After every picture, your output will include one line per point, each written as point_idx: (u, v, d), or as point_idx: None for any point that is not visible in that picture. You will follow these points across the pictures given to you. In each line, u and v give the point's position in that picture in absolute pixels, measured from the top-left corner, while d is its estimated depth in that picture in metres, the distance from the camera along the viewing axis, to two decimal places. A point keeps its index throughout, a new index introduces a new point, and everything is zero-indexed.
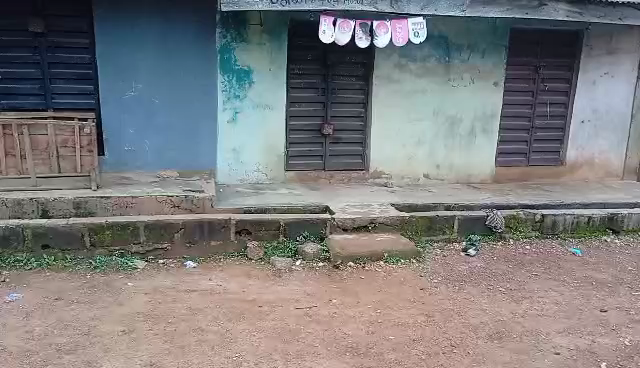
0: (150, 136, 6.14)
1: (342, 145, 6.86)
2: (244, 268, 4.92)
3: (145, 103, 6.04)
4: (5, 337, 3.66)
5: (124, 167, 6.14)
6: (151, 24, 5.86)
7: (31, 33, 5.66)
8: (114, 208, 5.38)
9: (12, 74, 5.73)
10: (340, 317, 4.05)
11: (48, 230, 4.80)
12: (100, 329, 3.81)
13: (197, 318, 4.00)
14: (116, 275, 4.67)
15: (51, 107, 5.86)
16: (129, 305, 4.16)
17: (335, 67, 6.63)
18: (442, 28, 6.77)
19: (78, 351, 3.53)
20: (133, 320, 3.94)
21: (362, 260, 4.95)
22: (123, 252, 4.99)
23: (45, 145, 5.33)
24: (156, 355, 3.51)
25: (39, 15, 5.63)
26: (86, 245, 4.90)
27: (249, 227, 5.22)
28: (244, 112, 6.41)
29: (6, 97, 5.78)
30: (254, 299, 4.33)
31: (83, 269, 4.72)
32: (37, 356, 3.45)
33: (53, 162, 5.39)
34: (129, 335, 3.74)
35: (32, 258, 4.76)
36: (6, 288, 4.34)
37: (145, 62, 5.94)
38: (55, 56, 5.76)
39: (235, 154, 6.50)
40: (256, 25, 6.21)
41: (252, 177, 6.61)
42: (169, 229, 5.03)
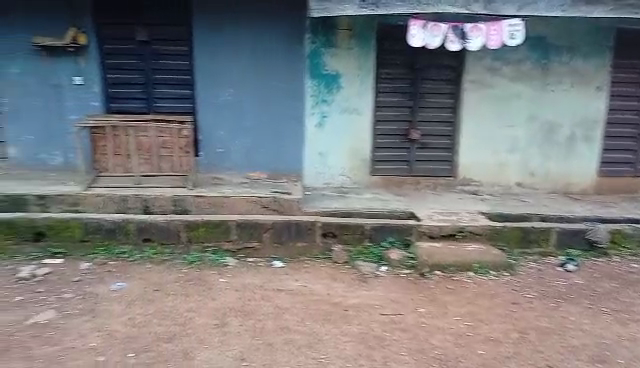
0: (242, 138, 6.37)
1: (429, 150, 6.72)
2: (329, 271, 4.97)
3: (238, 107, 6.29)
4: (110, 322, 3.97)
5: (217, 168, 6.43)
6: (243, 31, 6.10)
7: (138, 42, 6.10)
8: (208, 207, 5.62)
9: (120, 79, 6.19)
10: (426, 327, 3.97)
11: (149, 225, 5.15)
12: (195, 321, 4.01)
13: (284, 317, 4.10)
14: (209, 270, 4.90)
15: (153, 110, 6.26)
16: (221, 299, 4.36)
17: (424, 71, 6.53)
18: (539, 29, 6.45)
19: (176, 340, 3.74)
20: (224, 315, 4.12)
21: (450, 269, 4.86)
22: (216, 249, 5.22)
23: (147, 147, 5.79)
24: (246, 350, 3.63)
25: (145, 25, 6.07)
26: (182, 240, 5.20)
27: (335, 230, 5.26)
28: (331, 116, 6.48)
29: (115, 101, 6.24)
30: (340, 302, 4.37)
31: (179, 263, 5.00)
32: (139, 343, 3.70)
33: (154, 161, 5.82)
34: (221, 329, 3.91)
35: (134, 250, 5.12)
36: (113, 277, 4.70)
37: (238, 67, 6.19)
38: (158, 63, 6.16)
39: (321, 157, 6.59)
40: (345, 31, 6.27)
41: (338, 180, 6.66)
42: (258, 228, 5.20)
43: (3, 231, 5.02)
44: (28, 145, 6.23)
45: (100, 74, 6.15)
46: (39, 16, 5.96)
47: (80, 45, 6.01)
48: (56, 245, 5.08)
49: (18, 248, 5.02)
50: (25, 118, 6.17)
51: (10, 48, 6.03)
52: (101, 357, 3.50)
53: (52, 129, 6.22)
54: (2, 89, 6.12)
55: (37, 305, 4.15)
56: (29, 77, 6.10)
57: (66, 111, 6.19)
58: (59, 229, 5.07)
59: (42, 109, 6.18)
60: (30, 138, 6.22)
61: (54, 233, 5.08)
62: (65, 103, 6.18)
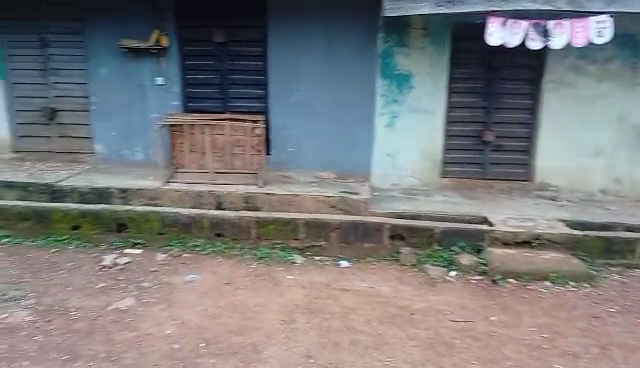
0: (312, 138, 6.44)
1: (503, 153, 6.47)
2: (396, 273, 4.92)
3: (309, 107, 6.37)
4: (185, 312, 4.14)
5: (287, 167, 6.53)
6: (316, 32, 6.17)
7: (215, 44, 6.32)
8: (278, 205, 5.70)
9: (197, 80, 6.44)
10: (498, 336, 3.82)
11: (222, 220, 5.32)
12: (264, 316, 4.10)
13: (351, 317, 4.10)
14: (277, 267, 5.00)
15: (228, 110, 6.48)
16: (289, 296, 4.43)
17: (501, 71, 6.30)
18: (630, 26, 6.02)
19: (245, 333, 3.84)
20: (291, 311, 4.18)
21: (525, 278, 4.67)
22: (284, 246, 5.31)
23: (222, 145, 5.99)
24: (313, 347, 3.67)
25: (222, 27, 6.27)
26: (252, 237, 5.33)
27: (403, 232, 5.18)
28: (402, 116, 6.35)
29: (192, 101, 6.51)
30: (407, 305, 4.30)
31: (249, 259, 5.13)
32: (210, 334, 3.83)
33: (228, 159, 6.01)
34: (289, 325, 3.97)
35: (207, 244, 5.31)
36: (187, 269, 4.90)
37: (311, 67, 6.27)
38: (233, 63, 6.35)
39: (390, 158, 6.47)
40: (419, 30, 6.13)
41: (407, 182, 6.53)
42: (326, 227, 5.23)
43: (89, 222, 5.35)
44: (113, 141, 6.63)
45: (179, 75, 6.43)
46: (126, 20, 6.33)
47: (162, 47, 6.31)
48: (136, 236, 5.36)
49: (103, 237, 5.35)
50: (112, 116, 6.58)
51: (100, 50, 6.44)
52: (175, 345, 3.66)
53: (135, 126, 6.58)
54: (92, 89, 6.55)
55: (118, 293, 4.41)
56: (116, 77, 6.49)
57: (149, 110, 6.53)
58: (139, 221, 5.34)
59: (126, 107, 6.55)
60: (115, 135, 6.62)
61: (135, 225, 5.35)
62: (148, 102, 6.52)
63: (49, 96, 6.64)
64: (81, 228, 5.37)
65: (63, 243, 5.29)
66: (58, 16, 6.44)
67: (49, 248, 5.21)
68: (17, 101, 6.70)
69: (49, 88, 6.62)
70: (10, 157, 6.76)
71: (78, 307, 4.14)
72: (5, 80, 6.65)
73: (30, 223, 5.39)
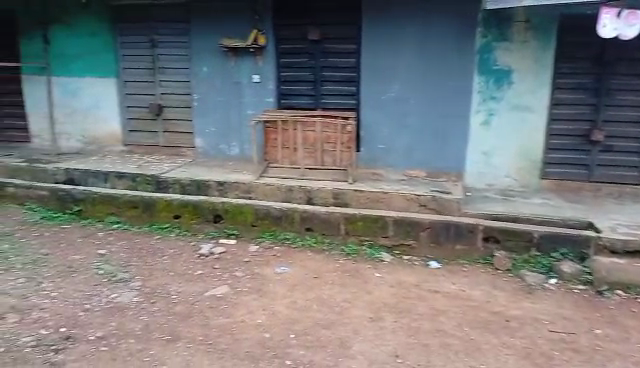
0: (403, 135, 6.34)
1: (613, 154, 5.93)
2: (488, 277, 4.73)
3: (401, 103, 6.28)
4: (275, 303, 4.26)
5: (377, 164, 6.50)
6: (412, 27, 6.06)
7: (309, 41, 6.42)
8: (366, 202, 5.69)
9: (291, 77, 6.59)
10: (604, 352, 3.54)
11: (312, 215, 5.41)
12: (352, 312, 4.11)
13: (440, 320, 4.00)
14: (365, 264, 5.00)
15: (320, 107, 6.56)
16: (377, 294, 4.41)
17: (614, 66, 5.78)
18: None
19: (333, 328, 3.88)
20: (379, 309, 4.16)
21: (635, 290, 4.36)
22: (372, 243, 5.29)
23: (313, 141, 6.14)
24: (401, 347, 3.62)
25: (316, 25, 6.35)
26: (341, 232, 5.36)
27: (497, 234, 4.96)
28: (500, 114, 6.09)
29: (286, 98, 6.67)
30: (501, 311, 4.11)
31: (337, 254, 5.18)
32: (299, 326, 3.91)
33: (318, 155, 6.14)
34: (377, 323, 3.95)
35: (297, 238, 5.43)
36: (278, 261, 5.03)
37: (405, 63, 6.17)
38: (326, 61, 6.42)
39: (485, 157, 6.22)
40: (521, 23, 5.85)
41: (502, 182, 6.24)
42: (416, 227, 5.14)
43: (190, 212, 5.67)
44: (212, 136, 6.98)
45: (275, 72, 6.62)
46: (227, 20, 6.62)
47: (259, 45, 6.53)
48: (231, 227, 5.60)
49: (201, 227, 5.66)
50: (211, 112, 6.92)
51: (202, 49, 6.80)
52: (266, 334, 3.78)
53: (232, 122, 6.87)
54: (194, 86, 6.93)
55: (215, 280, 4.63)
56: (216, 75, 6.81)
57: (245, 106, 6.78)
58: (235, 213, 5.57)
59: (225, 104, 6.86)
60: (214, 130, 6.96)
61: (230, 217, 5.59)
62: (244, 99, 6.77)
63: (157, 94, 7.12)
64: (182, 218, 5.71)
65: (165, 230, 5.67)
66: (167, 18, 6.89)
67: (153, 234, 5.61)
68: (127, 98, 7.22)
69: (157, 85, 7.10)
70: (120, 150, 7.34)
71: (178, 292, 4.41)
72: (118, 78, 7.18)
73: (137, 211, 5.82)
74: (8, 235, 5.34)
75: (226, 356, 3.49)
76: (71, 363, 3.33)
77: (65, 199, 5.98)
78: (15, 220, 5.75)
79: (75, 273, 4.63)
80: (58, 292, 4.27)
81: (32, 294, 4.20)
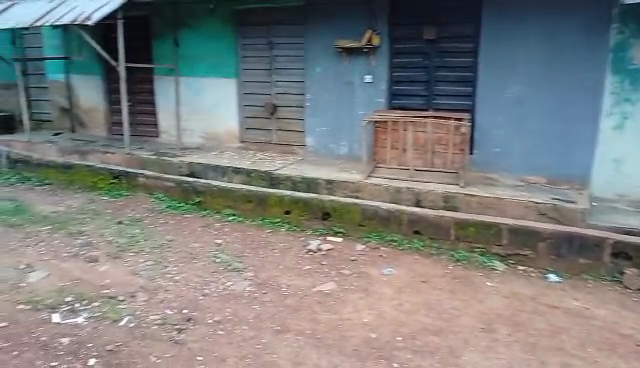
0: (521, 139, 6.00)
1: None
2: (616, 295, 4.33)
3: (520, 105, 5.94)
4: (382, 304, 4.24)
5: (491, 168, 6.23)
6: (535, 24, 5.72)
7: (424, 41, 6.31)
8: (479, 207, 5.47)
9: (404, 77, 6.52)
10: None
11: (420, 218, 5.31)
12: (462, 320, 3.97)
13: (560, 337, 3.72)
14: (476, 271, 4.80)
15: (432, 108, 6.41)
16: (489, 303, 4.22)
17: None
18: None
19: (442, 334, 3.77)
20: (491, 320, 3.97)
21: None
22: (483, 250, 5.07)
23: (423, 142, 6.04)
24: (515, 362, 3.43)
25: (432, 23, 6.22)
26: (450, 237, 5.20)
27: (629, 250, 4.51)
28: (635, 117, 5.37)
29: (398, 98, 6.62)
30: (631, 334, 3.74)
31: (446, 259, 5.03)
32: (407, 329, 3.85)
33: (428, 157, 6.04)
34: (489, 334, 3.77)
35: (404, 240, 5.36)
36: (384, 262, 5.00)
37: (526, 62, 5.84)
38: (441, 61, 6.26)
39: (616, 165, 5.54)
40: None
41: (635, 194, 5.51)
42: (534, 236, 4.83)
43: (299, 208, 5.84)
44: (323, 136, 7.14)
45: (387, 73, 6.59)
46: (342, 21, 6.71)
47: (373, 46, 6.54)
48: (338, 225, 5.67)
49: (310, 224, 5.79)
50: (323, 112, 7.08)
51: (317, 50, 6.97)
52: (373, 334, 3.77)
53: (342, 122, 6.96)
54: (308, 87, 7.13)
55: (322, 276, 4.72)
56: (330, 76, 6.95)
57: (356, 106, 6.83)
58: (342, 212, 5.64)
59: (337, 104, 6.97)
60: (325, 130, 7.11)
61: (338, 215, 5.67)
62: (356, 99, 6.82)
63: (272, 93, 7.41)
64: (292, 214, 5.90)
65: (276, 225, 5.89)
66: (285, 21, 7.15)
67: (265, 228, 5.84)
68: (245, 98, 7.60)
69: (272, 85, 7.39)
70: (237, 147, 7.76)
71: (288, 284, 4.56)
72: (237, 78, 7.59)
73: (251, 204, 6.11)
74: (139, 221, 5.87)
75: (333, 352, 3.54)
76: (192, 343, 3.57)
77: (188, 191, 6.45)
78: (145, 207, 6.30)
79: (195, 260, 4.98)
80: (181, 276, 4.61)
81: (158, 276, 4.57)
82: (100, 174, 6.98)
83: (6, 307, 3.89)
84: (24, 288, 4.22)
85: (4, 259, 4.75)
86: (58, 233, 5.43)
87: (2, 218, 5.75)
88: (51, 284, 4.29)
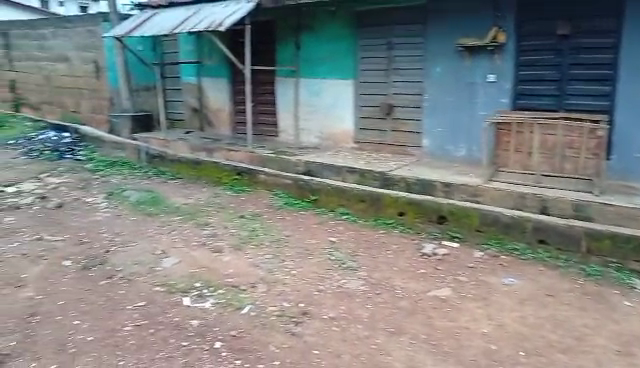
0: None
1: None
2: None
3: None
4: (502, 315, 4.02)
5: (631, 176, 5.62)
6: None
7: (557, 37, 5.87)
8: (616, 218, 4.95)
9: (531, 76, 6.13)
10: None
11: (547, 226, 4.99)
12: (594, 340, 3.63)
13: None
14: (610, 288, 4.36)
15: (562, 109, 5.95)
16: (626, 325, 3.82)
17: None
18: None
19: (572, 353, 3.48)
20: (630, 343, 3.58)
21: None
22: (620, 266, 4.61)
23: (552, 145, 5.62)
24: None
25: (566, 18, 5.77)
26: (581, 250, 4.82)
27: None
28: None
29: (523, 98, 6.24)
30: None
31: (576, 273, 4.63)
32: (530, 344, 3.61)
33: (556, 162, 5.58)
34: (627, 359, 3.41)
35: (527, 250, 5.04)
36: (504, 271, 4.74)
37: None
38: (575, 58, 5.78)
39: None
40: None
41: None
42: None
43: (414, 210, 5.76)
44: (440, 137, 6.96)
45: (513, 72, 6.26)
46: (466, 18, 6.49)
47: (499, 43, 6.25)
48: (455, 230, 5.50)
49: (424, 226, 5.67)
50: (441, 112, 6.90)
51: (438, 50, 6.81)
52: (493, 346, 3.59)
53: (462, 123, 6.75)
54: (426, 87, 7.00)
55: (437, 281, 4.60)
56: (449, 76, 6.77)
57: (477, 107, 6.58)
58: (459, 216, 5.47)
59: (456, 104, 6.76)
60: (442, 131, 6.92)
61: (455, 219, 5.51)
62: (477, 99, 6.58)
63: (389, 93, 7.37)
64: (406, 215, 5.82)
65: (390, 225, 5.82)
66: (405, 21, 7.07)
67: (379, 228, 5.82)
68: (361, 98, 7.66)
69: (390, 86, 7.35)
70: (351, 147, 7.85)
71: (402, 287, 4.50)
72: (354, 79, 7.68)
73: (365, 204, 6.14)
74: (258, 216, 6.17)
75: (450, 360, 3.42)
76: (308, 336, 3.67)
77: (304, 189, 6.65)
78: (264, 203, 6.61)
79: (311, 256, 5.11)
80: (297, 271, 4.75)
81: (276, 270, 4.76)
82: (224, 171, 7.45)
83: (144, 288, 4.30)
84: (159, 271, 4.63)
85: (143, 244, 5.26)
86: (188, 223, 5.89)
87: (142, 207, 6.38)
88: (182, 270, 4.67)
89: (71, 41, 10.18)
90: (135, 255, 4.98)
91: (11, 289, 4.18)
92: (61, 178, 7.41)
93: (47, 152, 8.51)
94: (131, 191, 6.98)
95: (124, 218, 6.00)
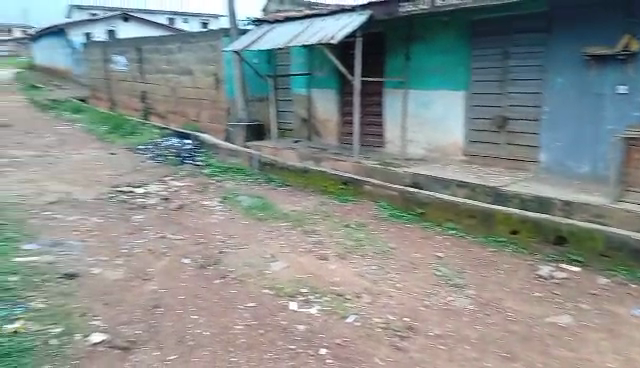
0: None
1: None
2: None
3: None
4: (631, 349, 3.64)
5: None
6: None
7: None
8: None
9: None
10: None
11: None
12: None
13: None
14: None
15: None
16: None
17: None
18: None
19: None
20: None
21: None
22: None
23: None
24: None
25: None
26: None
27: None
28: None
29: None
30: None
31: None
32: None
33: None
34: None
35: None
36: (633, 302, 4.30)
37: None
38: None
39: None
40: None
41: None
42: None
43: (529, 229, 5.44)
44: (560, 152, 6.52)
45: None
46: (593, 25, 6.05)
47: (632, 51, 5.74)
48: (575, 253, 5.11)
49: (540, 247, 5.34)
50: (562, 126, 6.47)
51: (560, 60, 6.41)
52: None
53: (586, 137, 6.28)
54: (545, 99, 6.59)
55: (554, 307, 4.29)
56: (573, 87, 6.33)
57: (604, 120, 6.09)
58: (582, 238, 5.08)
59: (580, 117, 6.31)
60: (562, 145, 6.49)
61: (575, 241, 5.12)
62: (604, 111, 6.08)
63: (503, 105, 7.04)
64: (520, 234, 5.52)
65: (501, 244, 5.56)
66: (523, 29, 6.76)
67: (489, 245, 5.58)
68: (472, 110, 7.40)
69: (504, 97, 7.03)
70: (460, 160, 7.62)
71: (514, 309, 4.26)
72: (466, 91, 7.45)
73: (474, 220, 5.92)
74: (363, 226, 6.19)
75: None
76: (414, 352, 3.60)
77: (411, 201, 6.57)
78: (369, 213, 6.62)
79: (416, 270, 5.01)
80: (402, 285, 4.69)
81: (381, 281, 4.73)
82: (331, 180, 7.58)
83: (255, 289, 4.50)
84: (268, 275, 4.82)
85: (253, 248, 5.50)
86: (295, 230, 6.08)
87: (252, 212, 6.70)
88: (290, 275, 4.82)
89: (195, 56, 11.01)
90: (246, 257, 5.22)
91: (138, 281, 4.59)
92: (182, 181, 8.01)
93: (170, 157, 9.25)
94: (243, 196, 7.35)
95: (237, 222, 6.34)
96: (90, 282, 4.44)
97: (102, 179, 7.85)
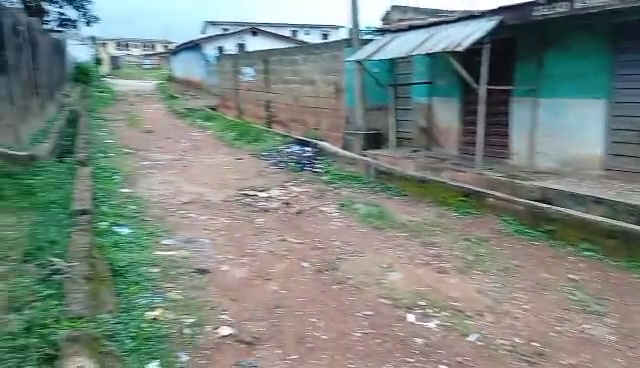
0: None
1: None
2: None
3: None
4: None
5: None
6: None
7: None
8: None
9: None
10: None
11: None
12: None
13: None
14: None
15: None
16: None
17: None
18: None
19: None
20: None
21: None
22: None
23: None
24: None
25: None
26: None
27: None
28: None
29: None
30: None
31: None
32: None
33: None
34: None
35: None
36: None
37: None
38: None
39: None
40: None
41: None
42: None
43: None
44: None
45: None
46: None
47: None
48: None
49: None
50: None
51: None
52: None
53: None
54: None
55: None
56: None
57: None
58: None
59: None
60: None
61: None
62: None
63: None
64: None
65: None
66: None
67: (633, 270, 5.05)
68: (615, 121, 6.75)
69: None
70: (598, 174, 6.97)
71: None
72: (608, 100, 6.81)
73: (615, 242, 5.39)
74: (486, 241, 5.91)
75: None
76: None
77: (539, 217, 6.15)
78: (493, 228, 6.31)
79: (546, 292, 4.66)
80: (530, 306, 4.38)
81: (506, 301, 4.47)
82: (451, 191, 7.34)
83: (372, 298, 4.49)
84: (386, 284, 4.79)
85: (370, 256, 5.50)
86: (413, 240, 5.98)
87: (369, 220, 6.72)
88: (408, 286, 4.74)
89: (317, 66, 11.36)
90: (364, 265, 5.24)
91: (261, 280, 4.81)
92: (302, 187, 8.28)
93: (291, 164, 9.62)
94: (360, 204, 7.40)
95: (354, 229, 6.40)
96: (218, 278, 4.75)
97: (229, 182, 8.39)
